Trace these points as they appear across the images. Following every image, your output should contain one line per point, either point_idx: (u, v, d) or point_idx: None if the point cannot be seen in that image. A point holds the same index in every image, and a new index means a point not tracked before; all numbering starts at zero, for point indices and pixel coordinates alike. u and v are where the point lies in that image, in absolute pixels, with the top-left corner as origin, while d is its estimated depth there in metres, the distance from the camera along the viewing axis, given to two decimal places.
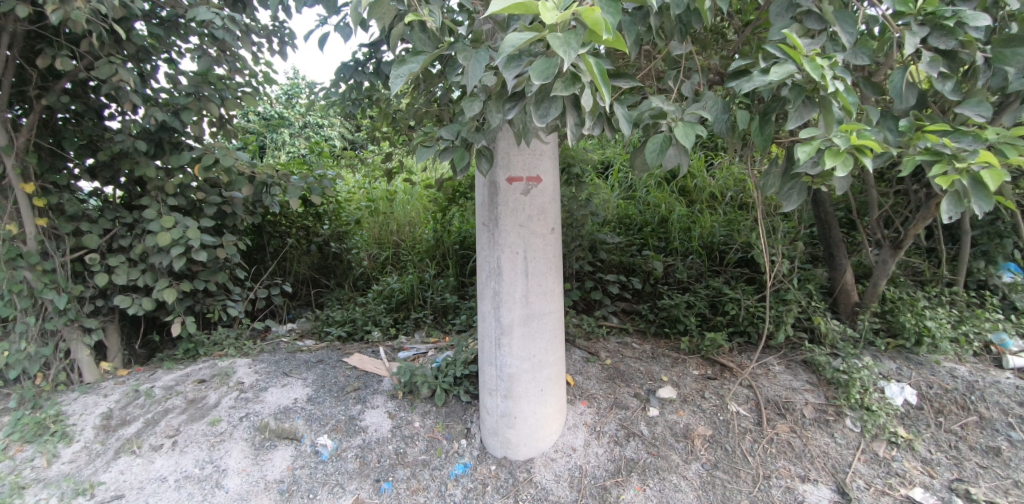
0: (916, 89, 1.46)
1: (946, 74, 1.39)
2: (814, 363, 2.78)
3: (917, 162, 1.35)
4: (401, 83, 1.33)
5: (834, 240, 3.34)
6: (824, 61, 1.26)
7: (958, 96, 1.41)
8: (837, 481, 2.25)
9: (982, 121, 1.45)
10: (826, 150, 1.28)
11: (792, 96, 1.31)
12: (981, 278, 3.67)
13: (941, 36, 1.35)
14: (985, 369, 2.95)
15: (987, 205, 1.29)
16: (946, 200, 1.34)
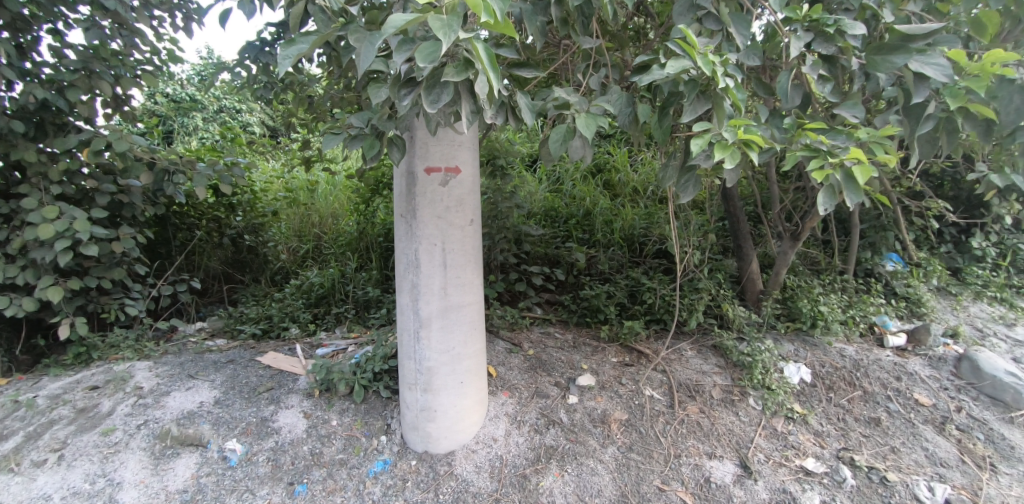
0: (801, 90, 1.57)
1: (826, 77, 1.50)
2: (723, 347, 2.96)
3: (801, 155, 1.44)
4: (288, 65, 1.27)
5: (742, 232, 3.56)
6: (715, 58, 1.32)
7: (836, 97, 1.52)
8: (740, 456, 2.40)
9: (857, 122, 1.57)
10: (716, 143, 1.34)
11: (686, 90, 1.36)
12: (868, 267, 4.07)
13: (823, 42, 1.46)
14: (870, 348, 3.26)
15: (856, 199, 1.39)
16: (822, 193, 1.43)
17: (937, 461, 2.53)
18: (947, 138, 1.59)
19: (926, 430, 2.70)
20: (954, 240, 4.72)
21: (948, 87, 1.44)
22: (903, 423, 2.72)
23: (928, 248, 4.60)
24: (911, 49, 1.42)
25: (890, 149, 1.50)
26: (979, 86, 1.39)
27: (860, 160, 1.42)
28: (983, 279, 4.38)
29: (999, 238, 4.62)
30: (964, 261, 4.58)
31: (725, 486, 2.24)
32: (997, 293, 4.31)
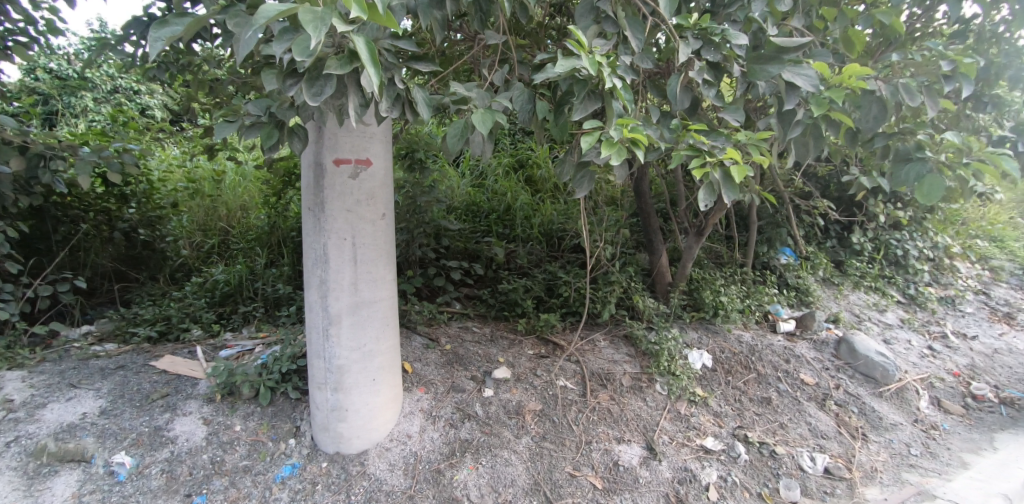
0: (690, 93, 1.68)
1: (711, 82, 1.61)
2: (633, 337, 3.11)
3: (685, 154, 1.54)
4: (157, 48, 1.21)
5: (652, 228, 3.74)
6: (603, 61, 1.40)
7: (720, 102, 1.63)
8: (646, 439, 2.53)
9: (738, 125, 1.70)
10: (604, 140, 1.39)
11: (576, 90, 1.45)
12: (765, 260, 4.42)
13: (711, 49, 1.57)
14: (764, 334, 3.55)
15: (732, 195, 1.50)
16: (702, 190, 1.53)
17: (818, 434, 2.80)
18: (812, 142, 1.77)
19: (810, 406, 2.98)
20: (838, 236, 5.24)
21: (814, 95, 1.60)
22: (790, 401, 2.98)
23: (816, 243, 5.08)
24: (784, 59, 1.56)
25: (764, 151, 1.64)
26: (839, 95, 1.55)
27: (737, 159, 1.55)
28: (861, 271, 4.90)
29: (874, 234, 5.18)
30: (846, 254, 5.09)
31: (632, 468, 2.36)
32: (871, 282, 4.84)
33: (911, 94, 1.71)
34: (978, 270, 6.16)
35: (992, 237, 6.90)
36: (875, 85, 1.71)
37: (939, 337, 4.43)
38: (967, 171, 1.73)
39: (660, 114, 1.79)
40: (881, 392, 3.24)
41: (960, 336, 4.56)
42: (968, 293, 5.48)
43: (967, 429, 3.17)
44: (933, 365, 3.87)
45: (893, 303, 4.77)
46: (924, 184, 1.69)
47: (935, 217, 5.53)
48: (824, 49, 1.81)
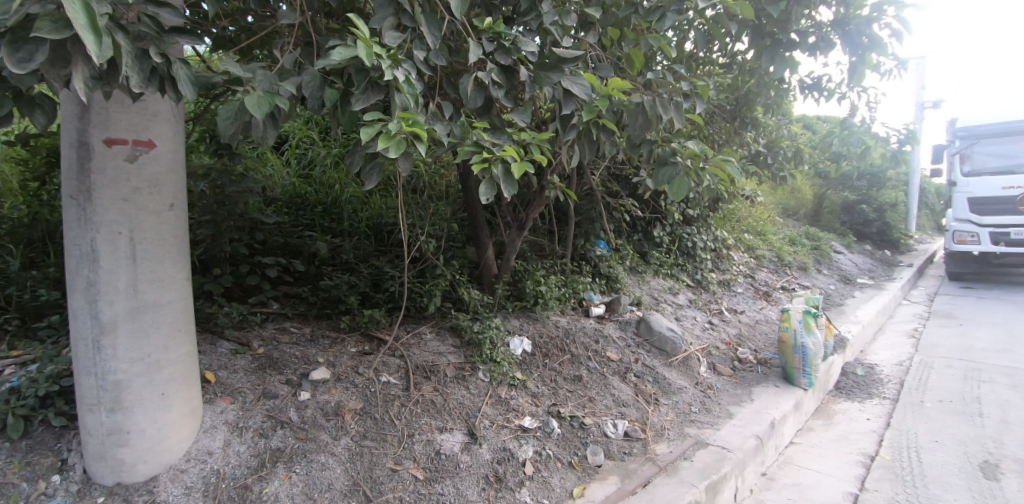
0: (484, 92, 1.80)
1: (499, 83, 1.73)
2: (458, 328, 3.24)
3: (469, 150, 1.63)
4: None
5: (479, 221, 3.85)
6: (381, 54, 1.46)
7: (508, 102, 1.76)
8: (468, 425, 2.63)
9: (525, 126, 1.87)
10: (382, 133, 1.42)
11: (357, 81, 1.49)
12: (582, 251, 4.87)
13: (502, 53, 1.74)
14: (578, 318, 3.94)
15: (509, 190, 1.59)
16: (483, 184, 1.62)
17: (620, 403, 3.15)
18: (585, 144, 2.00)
19: (614, 379, 3.35)
20: (643, 230, 5.99)
21: (587, 103, 1.82)
22: (598, 377, 3.32)
23: (625, 236, 5.73)
24: (563, 69, 1.79)
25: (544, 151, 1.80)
26: (604, 104, 1.78)
27: (518, 157, 1.68)
28: (659, 260, 5.67)
29: (670, 228, 6.02)
30: (648, 246, 5.84)
31: (453, 455, 2.43)
32: (667, 270, 5.62)
33: (666, 107, 1.99)
34: (747, 258, 7.53)
35: (757, 231, 8.49)
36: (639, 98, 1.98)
37: (716, 313, 5.32)
38: (705, 175, 2.13)
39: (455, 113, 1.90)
40: (670, 362, 3.78)
41: (731, 312, 5.53)
42: (739, 276, 6.67)
43: (733, 387, 3.86)
44: (711, 336, 4.64)
45: (683, 287, 5.61)
46: (674, 184, 2.03)
47: (716, 214, 6.62)
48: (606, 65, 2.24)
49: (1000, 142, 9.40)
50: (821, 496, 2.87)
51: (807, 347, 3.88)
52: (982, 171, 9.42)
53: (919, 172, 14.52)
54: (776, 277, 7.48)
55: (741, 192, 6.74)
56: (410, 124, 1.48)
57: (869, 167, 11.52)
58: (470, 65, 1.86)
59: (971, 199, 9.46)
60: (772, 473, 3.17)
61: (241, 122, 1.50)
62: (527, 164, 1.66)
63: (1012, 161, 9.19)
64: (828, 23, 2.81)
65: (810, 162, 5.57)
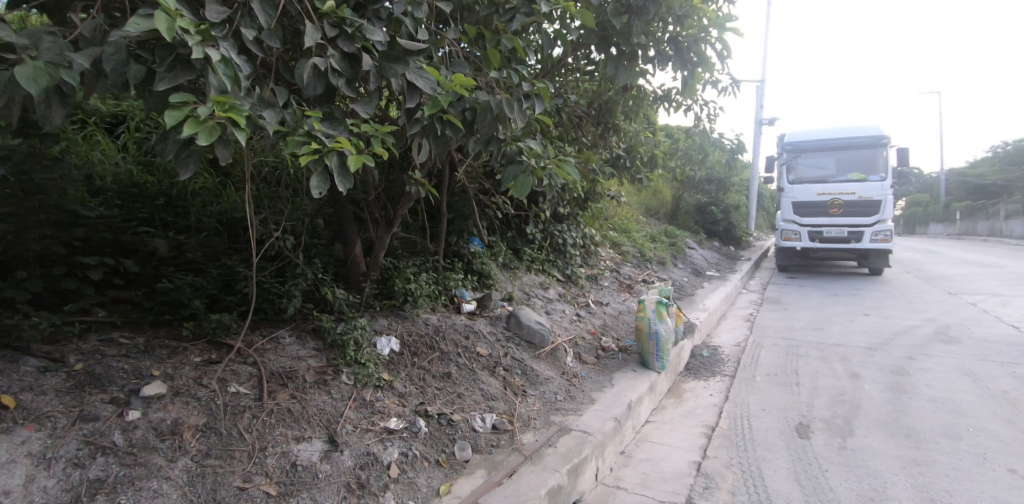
0: (324, 79, 1.75)
1: (339, 71, 1.72)
2: (320, 330, 3.07)
3: (299, 140, 1.57)
4: None
5: (346, 217, 3.66)
6: (189, 29, 1.41)
7: (350, 91, 1.75)
8: (329, 432, 2.50)
9: (369, 118, 1.86)
10: (190, 117, 1.37)
11: (161, 57, 1.43)
12: (456, 248, 4.88)
13: (346, 40, 1.73)
14: (449, 315, 3.94)
15: (343, 183, 1.58)
16: (315, 176, 1.59)
17: (488, 397, 3.19)
18: (430, 139, 1.98)
19: (482, 374, 3.39)
20: (517, 227, 6.16)
21: (432, 97, 1.88)
22: (467, 372, 3.34)
23: (498, 233, 5.85)
24: (408, 60, 1.82)
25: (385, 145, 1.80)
26: (446, 99, 1.83)
27: (355, 149, 1.67)
28: (531, 256, 5.86)
29: (543, 226, 6.26)
30: (521, 243, 6.01)
31: (310, 466, 2.29)
32: (538, 265, 5.84)
33: (513, 106, 2.08)
34: (613, 254, 8.08)
35: (622, 229, 9.15)
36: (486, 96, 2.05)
37: (583, 306, 5.63)
38: (548, 172, 2.25)
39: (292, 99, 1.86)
40: (538, 354, 3.92)
41: (597, 304, 5.90)
42: (605, 271, 7.13)
43: (596, 374, 4.10)
44: (577, 327, 4.90)
45: (553, 282, 5.86)
46: (518, 184, 2.14)
47: (585, 213, 7.01)
48: (462, 60, 2.31)
49: (815, 155, 11.13)
50: (671, 467, 3.16)
51: (660, 334, 4.26)
52: (803, 179, 11.07)
53: (753, 178, 16.68)
54: (638, 271, 8.11)
55: (606, 193, 7.20)
56: (227, 110, 1.44)
57: (714, 173, 12.97)
58: (311, 48, 1.77)
59: (795, 204, 11.08)
60: (630, 450, 3.41)
61: (17, 96, 1.37)
62: (367, 158, 1.66)
63: (824, 172, 10.93)
64: (664, 40, 3.08)
65: (664, 165, 6.11)
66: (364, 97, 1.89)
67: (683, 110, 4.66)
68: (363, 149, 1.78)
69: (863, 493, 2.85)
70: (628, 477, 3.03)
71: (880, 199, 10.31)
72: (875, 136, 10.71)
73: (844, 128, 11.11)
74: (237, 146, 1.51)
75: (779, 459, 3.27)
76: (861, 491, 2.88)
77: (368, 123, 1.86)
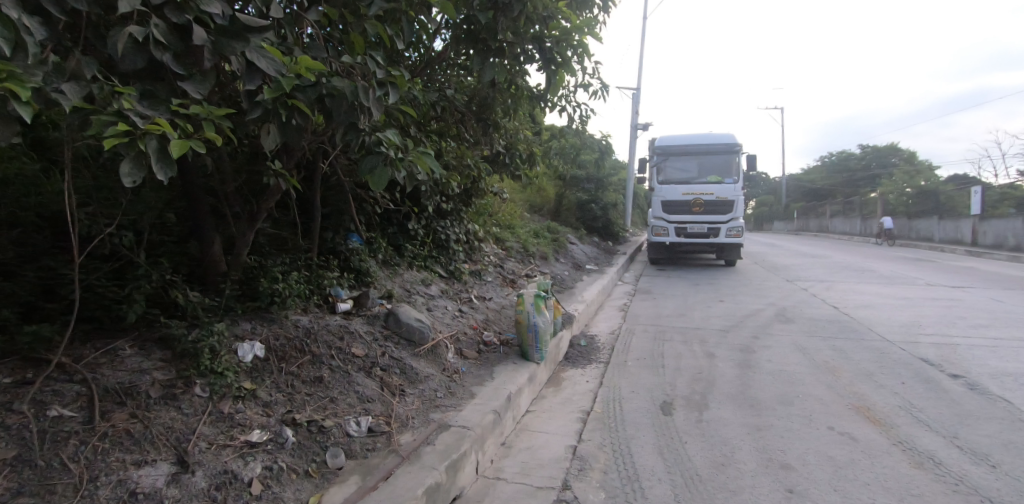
0: (144, 53, 1.59)
1: (162, 43, 1.56)
2: (169, 339, 2.74)
3: (106, 118, 1.41)
4: None
5: (201, 212, 3.29)
6: None
7: (176, 68, 1.60)
8: (178, 452, 2.24)
9: (202, 99, 1.71)
10: None
11: None
12: (331, 245, 4.64)
13: (174, 10, 1.58)
14: (322, 316, 3.73)
15: (159, 171, 1.45)
16: (126, 161, 1.44)
17: (364, 399, 3.07)
18: (275, 125, 1.85)
19: (358, 375, 3.25)
20: (398, 223, 5.99)
21: (277, 80, 1.77)
22: (341, 375, 3.18)
23: (378, 229, 5.65)
24: (249, 39, 1.72)
25: (218, 130, 1.66)
26: (290, 83, 1.74)
27: (178, 134, 1.53)
28: (413, 252, 5.75)
29: (426, 221, 6.16)
30: (403, 239, 5.86)
31: (154, 492, 2.03)
32: (420, 262, 5.74)
33: (369, 95, 1.98)
34: (497, 250, 8.20)
35: (506, 225, 9.32)
36: (340, 84, 1.97)
37: (466, 301, 5.63)
38: (409, 164, 2.18)
39: (105, 72, 1.66)
40: (417, 352, 3.85)
41: (480, 299, 5.95)
42: (488, 266, 7.21)
43: (476, 368, 4.12)
44: (459, 323, 4.90)
45: (435, 278, 5.80)
46: (374, 175, 2.05)
47: (469, 208, 7.01)
48: (320, 44, 2.20)
49: (680, 158, 12.20)
50: (549, 454, 3.27)
51: (538, 325, 4.40)
52: (671, 180, 12.09)
53: (628, 177, 17.87)
54: (521, 265, 8.32)
55: (490, 189, 7.27)
56: (6, 78, 1.27)
57: (591, 172, 13.70)
58: (131, 18, 1.59)
59: (664, 203, 12.06)
60: (510, 441, 3.47)
61: None
62: (194, 143, 1.53)
63: (687, 174, 12.04)
64: (529, 39, 3.15)
65: (544, 163, 6.30)
66: (196, 75, 1.73)
67: (559, 110, 4.84)
68: (193, 132, 1.64)
69: (715, 459, 3.18)
70: (508, 467, 3.09)
71: (734, 200, 11.64)
72: (730, 143, 11.97)
73: (704, 134, 12.29)
74: (21, 121, 1.32)
75: (645, 436, 3.53)
76: (713, 458, 3.21)
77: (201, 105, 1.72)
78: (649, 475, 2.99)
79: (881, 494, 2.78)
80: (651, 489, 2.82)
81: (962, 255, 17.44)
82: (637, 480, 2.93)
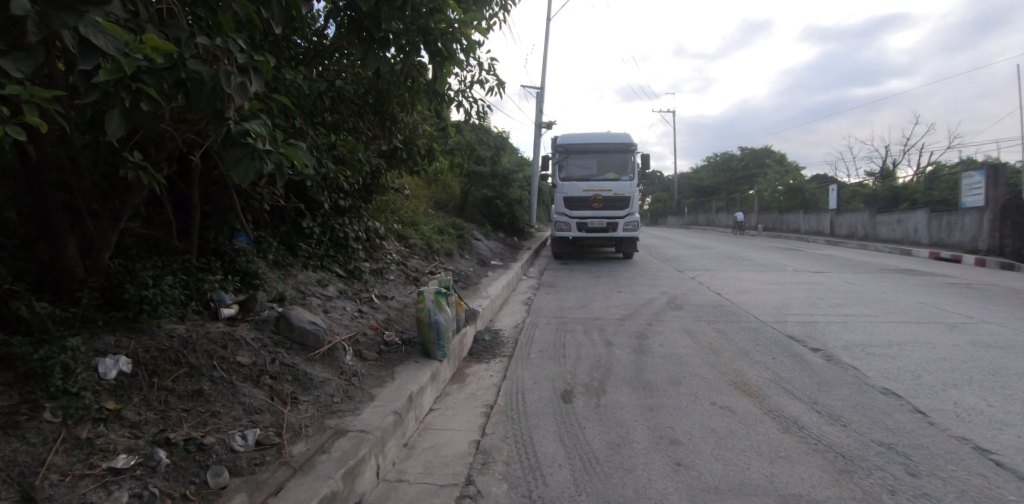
0: None
1: None
2: (9, 359, 2.38)
3: None
4: None
5: (49, 209, 2.85)
6: None
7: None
8: (21, 489, 1.95)
9: (26, 79, 1.49)
10: None
11: None
12: (213, 246, 4.27)
13: None
14: (203, 323, 3.42)
15: None
16: None
17: (251, 411, 2.85)
18: (123, 112, 1.66)
19: (244, 386, 3.02)
20: (291, 221, 5.64)
21: (117, 60, 1.59)
22: (224, 386, 2.94)
23: (267, 228, 5.29)
24: (85, 12, 1.53)
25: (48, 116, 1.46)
26: (133, 65, 1.58)
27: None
28: (308, 252, 5.45)
29: (321, 219, 5.85)
30: (296, 238, 5.54)
31: None
32: (316, 262, 5.46)
33: (232, 81, 1.87)
34: (399, 247, 8.00)
35: (409, 222, 9.14)
36: (202, 69, 1.81)
37: (366, 301, 5.43)
38: (286, 157, 2.04)
39: None
40: (312, 356, 3.65)
41: (382, 298, 5.78)
42: (391, 264, 7.02)
43: (377, 370, 4.00)
44: (358, 324, 4.72)
45: (333, 278, 5.54)
46: (244, 168, 1.91)
47: (369, 205, 6.77)
48: (181, 23, 2.01)
49: (581, 156, 12.66)
50: (453, 451, 3.25)
51: (440, 323, 4.36)
52: (572, 178, 12.53)
53: (532, 174, 18.30)
54: (426, 263, 8.21)
55: (392, 185, 7.07)
56: None
57: (495, 169, 13.84)
58: None
59: (565, 199, 12.48)
60: (413, 441, 3.41)
61: None
62: (9, 128, 1.35)
63: (587, 171, 12.53)
64: (416, 31, 3.09)
65: (446, 158, 6.24)
66: (19, 50, 1.51)
67: (456, 106, 4.81)
68: (12, 117, 1.43)
69: (612, 441, 3.35)
70: (411, 468, 3.03)
71: (629, 196, 12.33)
72: (625, 142, 12.63)
73: (602, 134, 12.86)
74: None
75: (547, 425, 3.63)
76: (610, 440, 3.38)
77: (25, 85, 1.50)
78: (550, 462, 3.08)
79: (755, 458, 3.09)
80: (552, 475, 2.91)
81: (821, 244, 19.78)
82: (539, 468, 3.00)
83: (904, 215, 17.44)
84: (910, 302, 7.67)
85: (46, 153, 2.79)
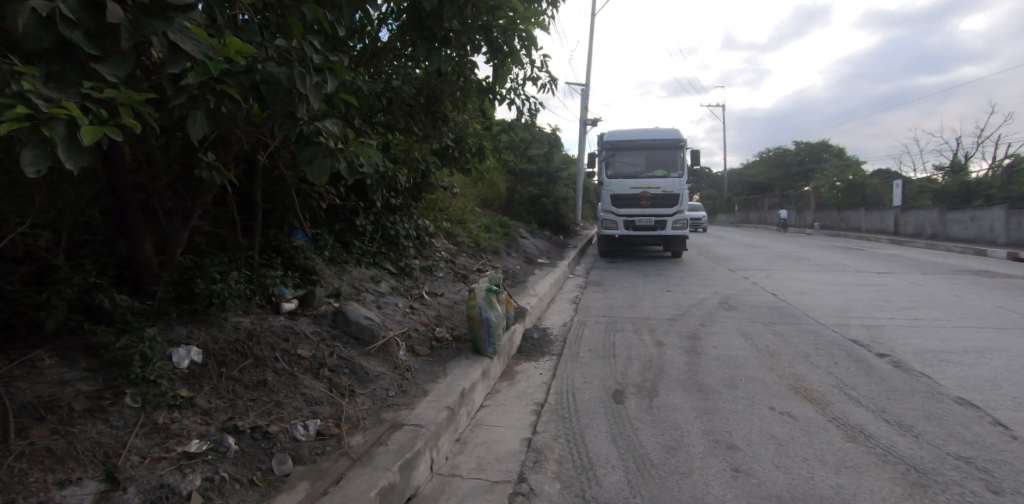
0: (55, 33, 1.48)
1: (73, 22, 1.46)
2: (96, 347, 2.56)
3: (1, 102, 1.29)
4: None
5: (128, 207, 3.03)
6: None
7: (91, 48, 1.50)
8: (106, 468, 2.08)
9: (119, 83, 1.59)
10: None
11: None
12: (274, 243, 4.45)
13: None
14: (265, 317, 3.57)
15: (68, 158, 1.33)
16: (31, 149, 1.32)
17: (312, 402, 2.96)
18: (206, 112, 1.74)
19: (304, 378, 3.13)
20: (346, 219, 5.81)
21: (202, 63, 1.68)
22: (286, 378, 3.06)
23: (324, 226, 5.46)
24: (174, 18, 1.61)
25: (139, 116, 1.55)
26: (216, 66, 1.66)
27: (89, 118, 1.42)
28: (362, 249, 5.60)
29: (374, 217, 6.00)
30: (350, 236, 5.70)
31: None
32: (369, 259, 5.60)
33: (306, 81, 1.94)
34: (448, 245, 8.10)
35: (458, 219, 9.25)
36: (273, 69, 1.88)
37: (417, 297, 5.52)
38: (347, 156, 2.10)
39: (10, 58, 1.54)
40: (367, 351, 3.74)
41: (432, 295, 5.87)
42: (440, 261, 7.12)
43: (429, 365, 4.06)
44: (410, 320, 4.80)
45: (385, 274, 5.66)
46: (314, 166, 1.98)
47: (420, 204, 6.89)
48: (252, 28, 2.09)
49: (629, 153, 12.41)
50: (505, 447, 3.26)
51: (491, 320, 4.38)
52: (620, 175, 12.31)
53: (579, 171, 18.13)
54: (473, 260, 8.28)
55: (441, 183, 7.16)
56: None
57: (541, 167, 13.79)
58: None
59: (613, 196, 12.29)
60: (465, 436, 3.44)
61: None
62: (107, 129, 1.44)
63: (635, 168, 12.28)
64: (472, 29, 3.10)
65: (495, 157, 6.25)
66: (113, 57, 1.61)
67: (507, 103, 4.80)
68: (107, 118, 1.52)
69: (667, 444, 3.27)
70: (464, 464, 3.05)
71: (678, 193, 12.02)
72: (676, 138, 12.27)
73: (652, 130, 12.55)
74: None
75: (599, 425, 3.59)
76: (664, 442, 3.31)
77: (116, 90, 1.61)
78: (603, 462, 3.04)
79: (818, 467, 2.94)
80: (605, 476, 2.87)
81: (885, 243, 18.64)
82: (591, 468, 2.97)
83: (977, 212, 16.20)
84: (989, 305, 7.13)
85: (127, 155, 2.98)
